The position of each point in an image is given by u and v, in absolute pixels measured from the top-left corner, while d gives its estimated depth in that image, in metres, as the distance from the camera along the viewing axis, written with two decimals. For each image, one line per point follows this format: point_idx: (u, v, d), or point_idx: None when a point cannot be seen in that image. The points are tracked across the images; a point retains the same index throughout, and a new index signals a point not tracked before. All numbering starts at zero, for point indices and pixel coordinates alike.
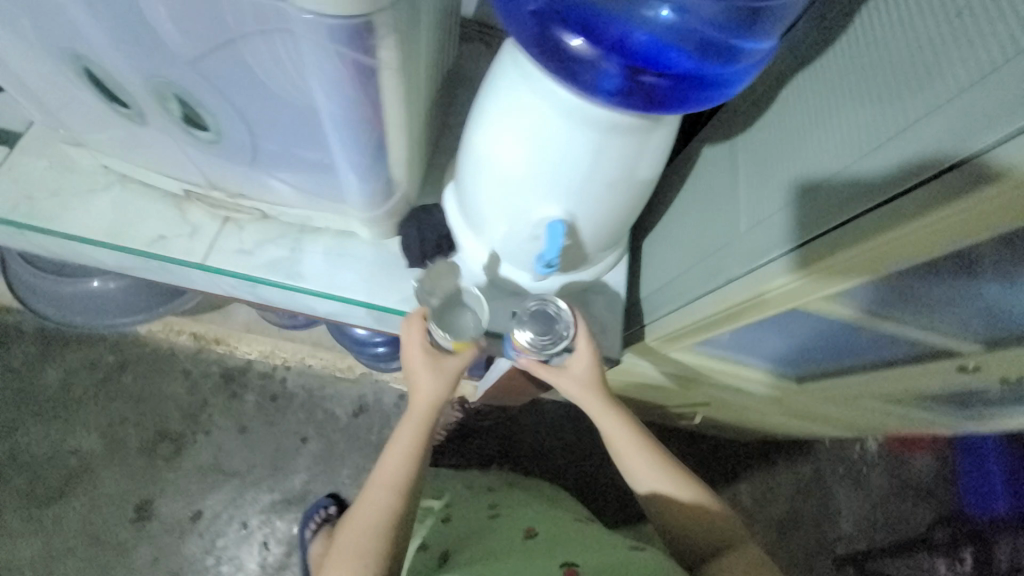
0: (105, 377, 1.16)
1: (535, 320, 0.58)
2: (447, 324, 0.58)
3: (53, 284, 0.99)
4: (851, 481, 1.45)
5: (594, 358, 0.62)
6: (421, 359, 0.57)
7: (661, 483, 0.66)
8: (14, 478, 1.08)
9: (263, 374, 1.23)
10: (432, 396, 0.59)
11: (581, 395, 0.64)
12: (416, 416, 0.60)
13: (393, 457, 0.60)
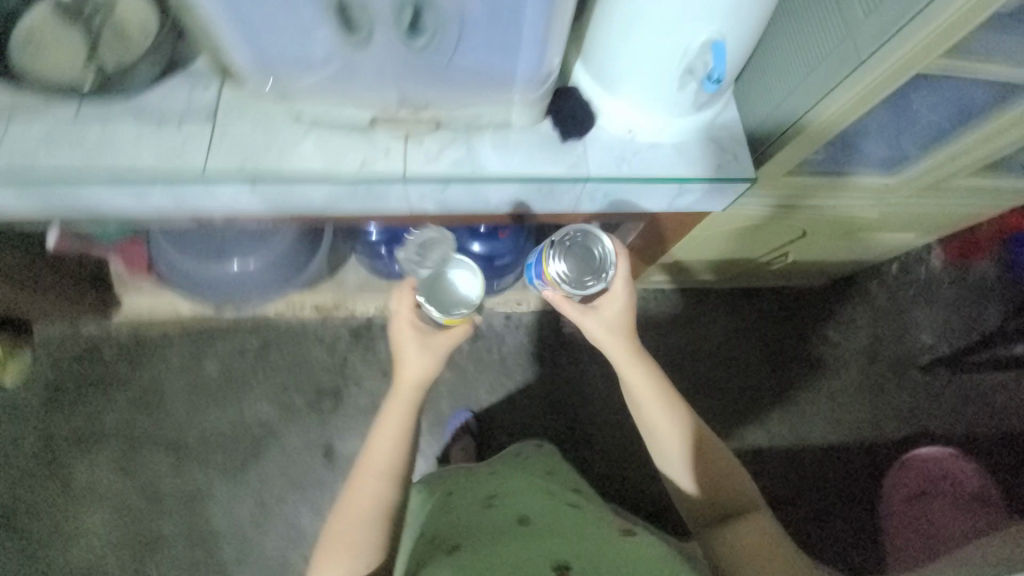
0: (255, 357, 1.30)
1: (573, 256, 0.74)
2: (436, 296, 0.74)
3: (197, 266, 1.07)
4: (922, 297, 1.57)
5: (626, 304, 0.77)
6: (412, 338, 0.74)
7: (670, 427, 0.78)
8: (208, 453, 1.21)
9: (384, 325, 1.37)
10: (420, 366, 0.74)
11: (609, 333, 0.78)
12: (405, 393, 0.74)
13: (389, 431, 0.74)
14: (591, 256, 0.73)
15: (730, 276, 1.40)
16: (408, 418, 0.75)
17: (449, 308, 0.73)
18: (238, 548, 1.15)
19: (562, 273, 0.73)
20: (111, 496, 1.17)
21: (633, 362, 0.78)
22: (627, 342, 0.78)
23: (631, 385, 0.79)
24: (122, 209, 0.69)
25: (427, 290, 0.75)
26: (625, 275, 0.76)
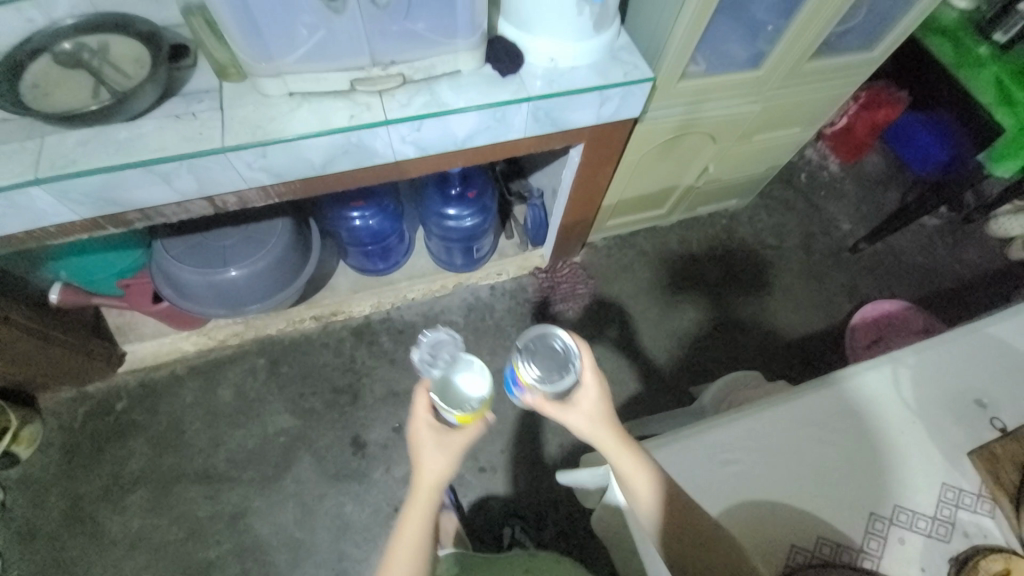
0: (266, 374, 1.36)
1: (542, 355, 0.62)
2: (451, 399, 0.64)
3: (186, 275, 1.09)
4: (832, 196, 1.85)
5: (605, 393, 0.63)
6: (426, 435, 0.64)
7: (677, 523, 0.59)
8: (238, 471, 1.23)
9: (383, 320, 1.47)
10: (441, 473, 0.63)
11: (596, 430, 0.62)
12: (424, 495, 0.64)
13: (406, 538, 0.62)
14: (563, 356, 0.62)
15: (673, 208, 1.62)
16: (426, 519, 0.63)
17: (466, 407, 0.63)
18: (291, 551, 1.16)
19: (536, 378, 0.60)
20: (146, 539, 1.15)
21: (624, 456, 0.61)
22: (614, 434, 0.62)
23: (626, 482, 0.61)
24: (149, 203, 0.80)
25: (438, 390, 0.66)
26: (595, 366, 0.63)
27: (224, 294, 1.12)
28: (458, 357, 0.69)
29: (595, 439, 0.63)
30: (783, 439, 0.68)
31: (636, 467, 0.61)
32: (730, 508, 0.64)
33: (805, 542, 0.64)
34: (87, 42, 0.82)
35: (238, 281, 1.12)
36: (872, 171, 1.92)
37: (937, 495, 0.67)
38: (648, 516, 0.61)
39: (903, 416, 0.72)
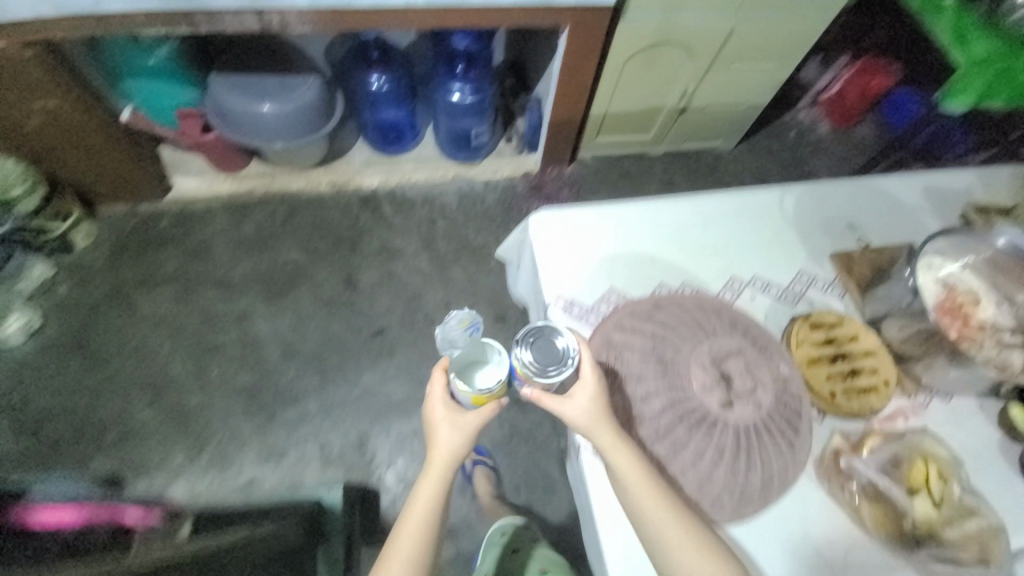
0: (283, 219, 1.59)
1: (538, 349, 0.64)
2: (467, 379, 0.73)
3: (235, 102, 1.36)
4: (818, 152, 1.96)
5: (603, 389, 0.64)
6: (442, 408, 0.72)
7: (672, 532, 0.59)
8: (249, 285, 1.47)
9: (388, 193, 1.68)
10: (454, 445, 0.72)
11: (593, 426, 0.63)
12: (439, 466, 0.72)
13: (418, 506, 0.71)
14: (557, 350, 0.64)
15: (660, 135, 1.77)
16: (435, 491, 0.71)
17: (478, 390, 0.71)
18: (283, 350, 1.38)
19: (530, 365, 0.63)
20: (168, 321, 1.40)
21: (621, 457, 0.61)
22: (607, 425, 0.63)
23: (623, 480, 0.61)
24: (218, 8, 1.04)
25: (458, 368, 0.73)
26: (592, 360, 0.65)
27: (257, 123, 1.39)
28: (482, 344, 0.75)
29: (589, 428, 0.63)
30: (670, 222, 0.85)
31: (634, 472, 0.61)
32: (615, 253, 0.82)
33: (671, 281, 0.81)
34: None
35: (270, 115, 1.38)
36: (863, 137, 1.99)
37: (793, 274, 0.82)
38: (649, 536, 0.60)
39: (781, 225, 0.86)
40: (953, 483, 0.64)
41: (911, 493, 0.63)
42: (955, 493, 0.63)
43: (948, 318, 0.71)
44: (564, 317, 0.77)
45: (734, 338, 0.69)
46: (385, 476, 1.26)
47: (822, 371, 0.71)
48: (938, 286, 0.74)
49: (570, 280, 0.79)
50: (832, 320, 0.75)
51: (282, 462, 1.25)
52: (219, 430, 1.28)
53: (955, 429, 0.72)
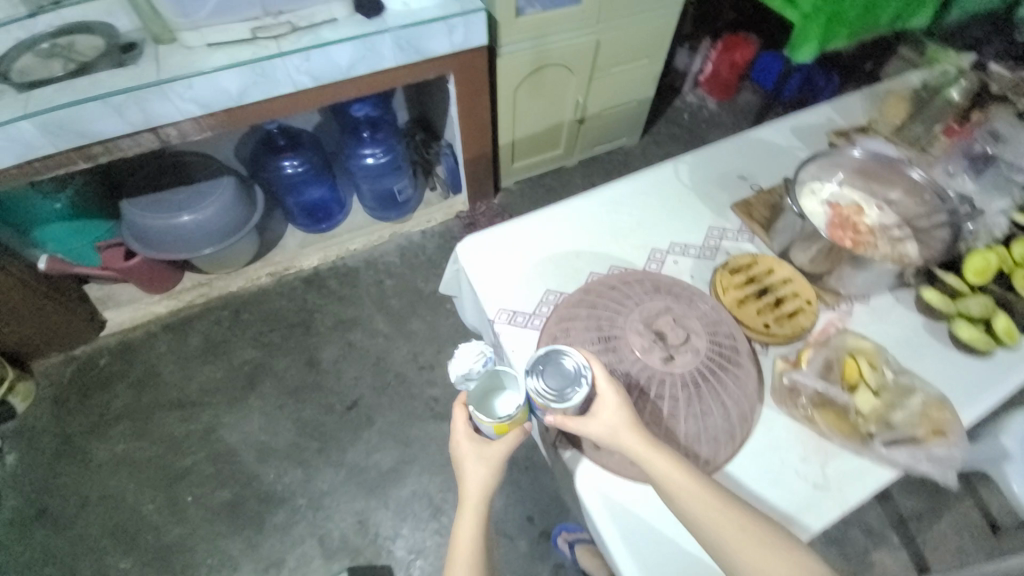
0: (229, 321, 1.56)
1: (551, 376, 0.63)
2: (489, 408, 0.66)
3: (150, 222, 1.37)
4: (713, 126, 2.14)
5: (623, 400, 0.63)
6: (467, 443, 0.67)
7: (718, 518, 0.58)
8: (208, 397, 1.42)
9: (330, 268, 1.69)
10: (482, 482, 0.65)
11: (620, 438, 0.61)
12: (472, 506, 0.66)
13: (460, 552, 0.65)
14: (571, 371, 0.63)
15: (570, 147, 1.89)
16: (474, 531, 0.65)
17: (501, 418, 0.64)
18: (258, 452, 1.33)
19: (544, 393, 0.62)
20: (129, 459, 1.33)
21: (657, 462, 0.60)
22: (638, 437, 0.62)
23: (667, 486, 0.60)
24: (106, 135, 1.06)
25: (476, 400, 0.67)
26: (607, 374, 0.64)
27: (177, 236, 1.39)
28: (496, 371, 0.69)
29: (621, 444, 0.62)
30: (585, 216, 0.91)
31: (670, 472, 0.60)
32: (543, 256, 0.86)
33: (600, 267, 0.85)
34: (58, 43, 1.09)
35: (188, 224, 1.39)
36: (747, 103, 2.20)
37: (705, 231, 0.89)
38: (699, 528, 0.59)
39: (682, 193, 0.94)
40: (884, 369, 0.71)
41: (850, 390, 0.70)
42: (888, 378, 0.70)
43: (841, 231, 0.79)
44: (511, 329, 0.79)
45: (659, 299, 0.73)
46: (393, 549, 1.20)
47: (752, 307, 0.77)
48: (825, 207, 0.82)
49: (507, 293, 0.82)
50: (746, 261, 0.81)
51: (283, 570, 1.18)
52: (207, 557, 1.20)
53: (879, 325, 0.79)
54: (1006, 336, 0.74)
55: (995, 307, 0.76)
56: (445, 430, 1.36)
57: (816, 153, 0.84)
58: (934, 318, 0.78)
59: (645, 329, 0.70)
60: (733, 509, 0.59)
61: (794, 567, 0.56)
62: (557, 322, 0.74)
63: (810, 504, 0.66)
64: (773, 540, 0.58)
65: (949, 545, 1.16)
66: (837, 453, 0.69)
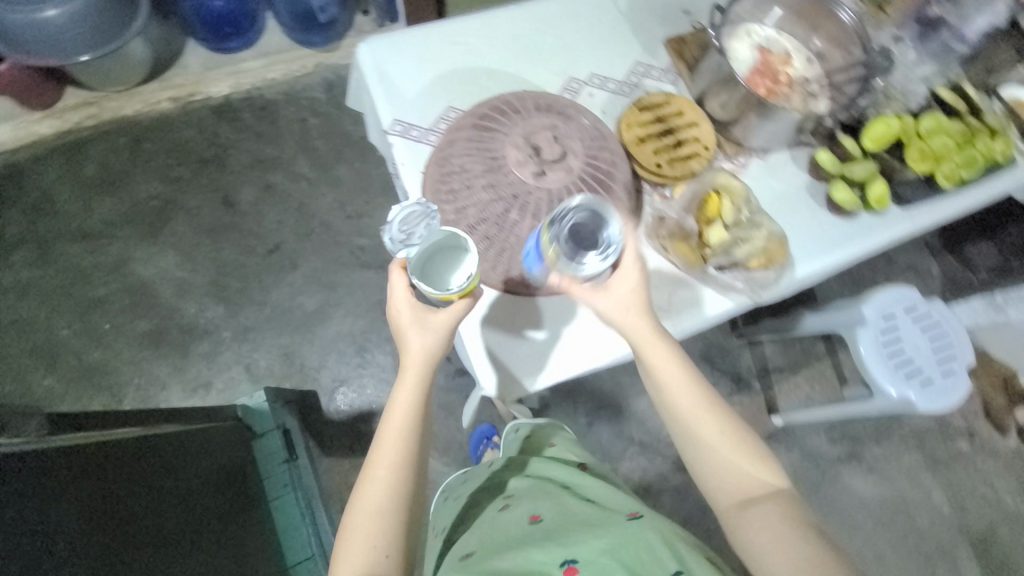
0: (129, 149, 1.40)
1: (579, 224, 0.60)
2: (431, 276, 0.60)
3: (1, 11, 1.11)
4: None
5: (639, 281, 0.64)
6: (408, 309, 0.63)
7: (695, 408, 0.66)
8: (115, 230, 1.34)
9: (244, 99, 1.49)
10: (426, 349, 0.63)
11: (626, 317, 0.65)
12: (412, 374, 0.64)
13: (393, 426, 0.64)
14: (601, 225, 0.60)
15: None
16: (410, 406, 0.64)
17: (447, 288, 0.59)
18: (175, 287, 1.32)
19: (564, 252, 0.59)
20: (36, 285, 1.28)
21: (656, 347, 0.65)
22: (646, 321, 0.65)
23: (659, 376, 0.66)
24: None
25: (420, 267, 0.60)
26: (633, 248, 0.64)
27: (40, 34, 1.14)
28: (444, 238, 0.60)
29: (622, 325, 0.65)
30: (505, 34, 0.82)
31: (666, 358, 0.65)
32: (451, 72, 0.79)
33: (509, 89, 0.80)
34: None
35: (54, 23, 1.14)
36: None
37: (629, 66, 0.83)
38: (677, 404, 0.66)
39: (616, 21, 0.86)
40: (742, 209, 0.73)
41: (706, 225, 0.72)
42: (743, 216, 0.72)
43: (758, 79, 0.77)
44: (402, 141, 0.74)
45: (545, 116, 0.67)
46: (319, 376, 1.30)
47: (650, 145, 0.75)
48: (754, 51, 0.80)
49: (408, 106, 0.77)
50: (659, 100, 0.78)
51: (211, 391, 1.26)
52: (133, 378, 1.25)
53: (768, 178, 0.80)
54: (877, 202, 0.77)
55: (876, 173, 0.78)
56: (370, 279, 1.37)
57: None
58: (816, 175, 0.80)
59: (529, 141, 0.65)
60: (711, 402, 0.66)
61: (746, 462, 0.65)
62: (442, 150, 0.69)
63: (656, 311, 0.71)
64: (735, 435, 0.66)
65: (797, 393, 1.39)
66: (687, 283, 0.73)
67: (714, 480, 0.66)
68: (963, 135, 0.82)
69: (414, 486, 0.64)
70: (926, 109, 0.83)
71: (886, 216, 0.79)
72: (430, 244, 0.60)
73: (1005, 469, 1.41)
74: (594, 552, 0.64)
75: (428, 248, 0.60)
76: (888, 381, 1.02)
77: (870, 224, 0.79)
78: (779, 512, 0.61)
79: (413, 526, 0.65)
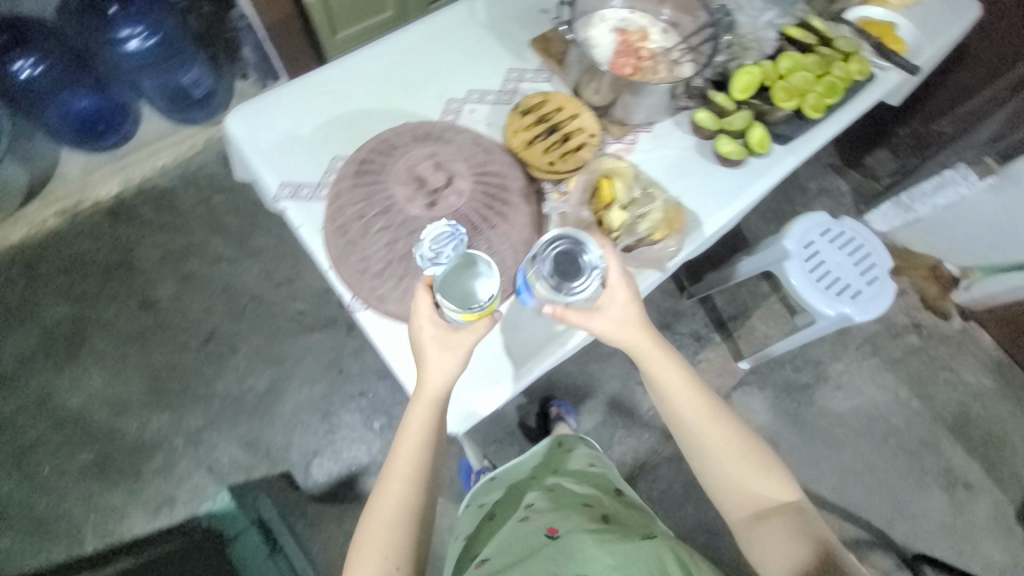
0: (23, 276, 1.31)
1: (561, 255, 0.62)
2: (455, 297, 0.58)
3: None
4: None
5: (634, 304, 0.66)
6: (427, 323, 0.59)
7: (702, 421, 0.70)
8: (27, 365, 1.24)
9: (137, 194, 1.42)
10: (445, 365, 0.60)
11: (621, 334, 0.66)
12: (430, 390, 0.61)
13: (409, 441, 0.63)
14: (583, 254, 0.62)
15: (403, 6, 1.60)
16: (425, 429, 0.63)
17: (473, 306, 0.57)
18: (110, 407, 1.23)
19: (549, 278, 0.61)
20: None
21: (658, 365, 0.69)
22: (643, 335, 0.67)
23: (666, 389, 0.70)
24: None
25: (446, 286, 0.59)
26: (619, 269, 0.64)
27: None
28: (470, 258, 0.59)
29: (618, 342, 0.67)
30: (374, 73, 0.82)
31: (669, 373, 0.70)
32: (329, 122, 0.77)
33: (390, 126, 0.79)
34: None
35: None
36: None
37: (503, 75, 0.85)
38: (683, 414, 0.71)
39: (479, 36, 0.88)
40: (632, 187, 0.76)
41: (606, 209, 0.74)
42: (634, 194, 0.76)
43: (620, 60, 0.81)
44: (294, 203, 0.72)
45: (425, 146, 0.66)
46: (288, 454, 1.23)
47: (539, 145, 0.77)
48: (613, 34, 0.83)
49: (293, 166, 0.74)
50: (538, 101, 0.79)
51: (176, 506, 1.18)
52: (86, 515, 1.16)
53: (658, 147, 0.83)
54: (760, 146, 0.82)
55: (751, 121, 0.83)
56: (318, 341, 1.32)
57: None
58: (699, 138, 0.84)
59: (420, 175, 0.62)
60: (719, 415, 0.71)
61: (757, 477, 0.70)
62: (334, 204, 0.67)
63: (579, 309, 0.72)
64: (741, 446, 0.71)
65: (756, 335, 1.44)
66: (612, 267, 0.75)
67: (726, 488, 0.71)
68: (818, 66, 0.88)
69: (425, 502, 0.64)
70: (781, 51, 0.89)
71: (773, 157, 0.84)
72: (459, 261, 0.59)
73: (957, 351, 1.51)
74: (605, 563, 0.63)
75: (453, 267, 0.59)
76: (825, 303, 1.07)
77: (760, 167, 0.84)
78: (787, 523, 0.66)
79: (427, 533, 0.65)
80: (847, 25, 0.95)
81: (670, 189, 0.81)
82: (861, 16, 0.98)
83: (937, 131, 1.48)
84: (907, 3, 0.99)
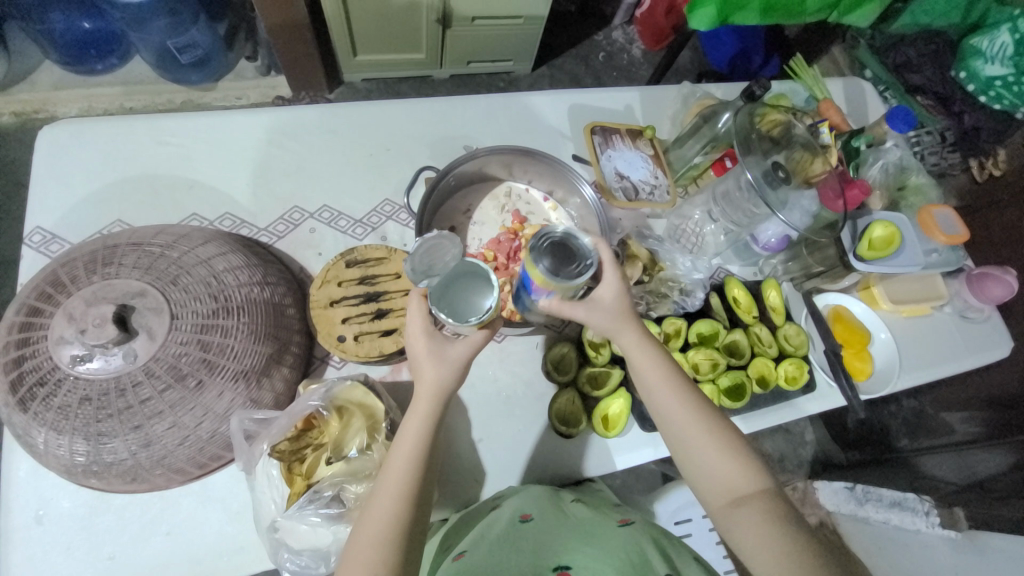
0: None
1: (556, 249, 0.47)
2: (454, 303, 0.46)
3: None
4: (648, 63, 1.67)
5: (621, 282, 0.52)
6: (423, 341, 0.48)
7: (672, 403, 0.51)
8: None
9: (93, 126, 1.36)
10: (440, 388, 0.47)
11: (614, 321, 0.52)
12: (422, 410, 0.47)
13: (403, 455, 0.45)
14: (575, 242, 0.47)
15: (434, 55, 1.49)
16: (421, 438, 0.46)
17: (476, 315, 0.46)
18: None
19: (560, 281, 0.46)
20: None
21: (633, 338, 0.52)
22: (634, 323, 0.53)
23: (640, 372, 0.52)
24: None
25: (442, 298, 0.47)
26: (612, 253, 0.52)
27: None
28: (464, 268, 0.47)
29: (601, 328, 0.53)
30: (231, 144, 0.70)
31: (644, 353, 0.52)
32: (144, 181, 0.67)
33: (208, 211, 0.67)
34: None
35: None
36: None
37: (374, 205, 0.71)
38: (661, 393, 0.51)
39: (377, 146, 0.73)
40: (348, 434, 0.52)
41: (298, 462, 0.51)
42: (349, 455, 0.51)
43: (491, 251, 0.65)
44: (42, 257, 0.62)
45: (138, 276, 0.50)
46: None
47: (341, 311, 0.62)
48: (507, 217, 0.70)
49: (70, 213, 0.64)
50: (378, 255, 0.65)
51: None
52: None
53: (498, 367, 0.67)
54: (611, 421, 0.65)
55: (622, 386, 0.66)
56: None
57: (477, 150, 0.65)
58: (548, 374, 0.67)
59: (81, 314, 0.47)
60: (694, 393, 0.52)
61: (728, 461, 0.49)
62: (21, 294, 0.52)
63: (242, 548, 0.54)
64: (717, 425, 0.50)
65: None
66: None
67: (708, 482, 0.50)
68: (737, 354, 0.71)
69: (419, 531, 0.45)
70: (705, 312, 0.72)
71: (627, 441, 0.66)
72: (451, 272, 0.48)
73: None
74: (589, 558, 0.48)
75: (445, 284, 0.47)
76: None
77: (603, 450, 0.65)
78: (771, 515, 0.46)
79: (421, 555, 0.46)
80: (810, 313, 0.76)
81: (474, 427, 0.64)
82: (833, 306, 0.78)
83: (945, 423, 1.03)
84: (898, 318, 0.79)
